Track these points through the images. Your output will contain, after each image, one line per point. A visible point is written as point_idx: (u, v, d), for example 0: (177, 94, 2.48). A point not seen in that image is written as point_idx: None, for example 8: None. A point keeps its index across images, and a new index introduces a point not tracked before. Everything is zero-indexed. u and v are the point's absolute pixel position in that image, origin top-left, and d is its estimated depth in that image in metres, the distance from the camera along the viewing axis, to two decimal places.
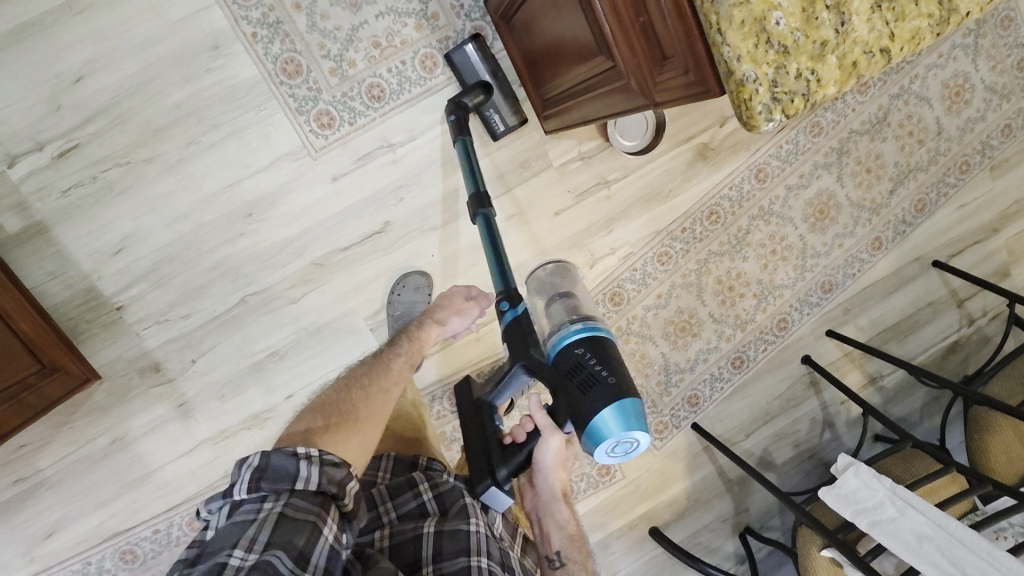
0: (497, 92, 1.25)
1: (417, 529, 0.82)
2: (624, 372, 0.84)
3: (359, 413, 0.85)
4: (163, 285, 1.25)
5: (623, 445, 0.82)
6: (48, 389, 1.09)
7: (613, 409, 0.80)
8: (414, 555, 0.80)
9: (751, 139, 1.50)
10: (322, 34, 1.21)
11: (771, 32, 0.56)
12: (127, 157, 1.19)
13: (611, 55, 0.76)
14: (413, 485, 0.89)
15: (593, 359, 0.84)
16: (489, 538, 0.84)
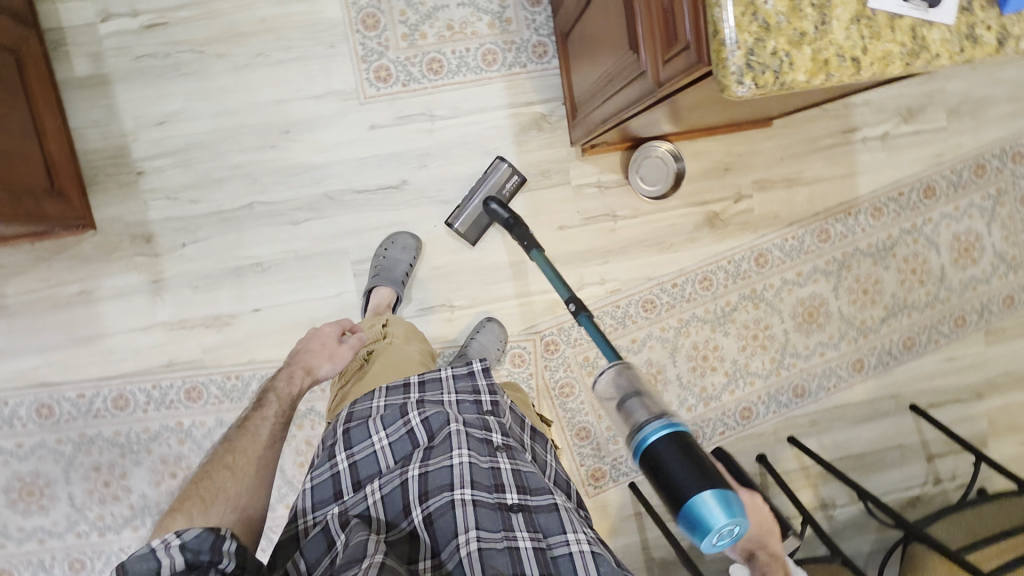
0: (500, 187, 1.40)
1: (402, 473, 0.94)
2: (711, 465, 0.70)
3: (230, 484, 0.91)
4: (186, 167, 1.33)
5: (728, 536, 0.68)
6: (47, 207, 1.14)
7: (711, 501, 0.67)
8: (404, 497, 0.92)
9: (760, 224, 1.57)
10: (407, 4, 1.35)
11: (759, 8, 0.57)
12: (203, 48, 1.31)
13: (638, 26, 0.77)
14: (400, 420, 1.00)
15: (661, 472, 0.70)
16: (478, 464, 0.94)
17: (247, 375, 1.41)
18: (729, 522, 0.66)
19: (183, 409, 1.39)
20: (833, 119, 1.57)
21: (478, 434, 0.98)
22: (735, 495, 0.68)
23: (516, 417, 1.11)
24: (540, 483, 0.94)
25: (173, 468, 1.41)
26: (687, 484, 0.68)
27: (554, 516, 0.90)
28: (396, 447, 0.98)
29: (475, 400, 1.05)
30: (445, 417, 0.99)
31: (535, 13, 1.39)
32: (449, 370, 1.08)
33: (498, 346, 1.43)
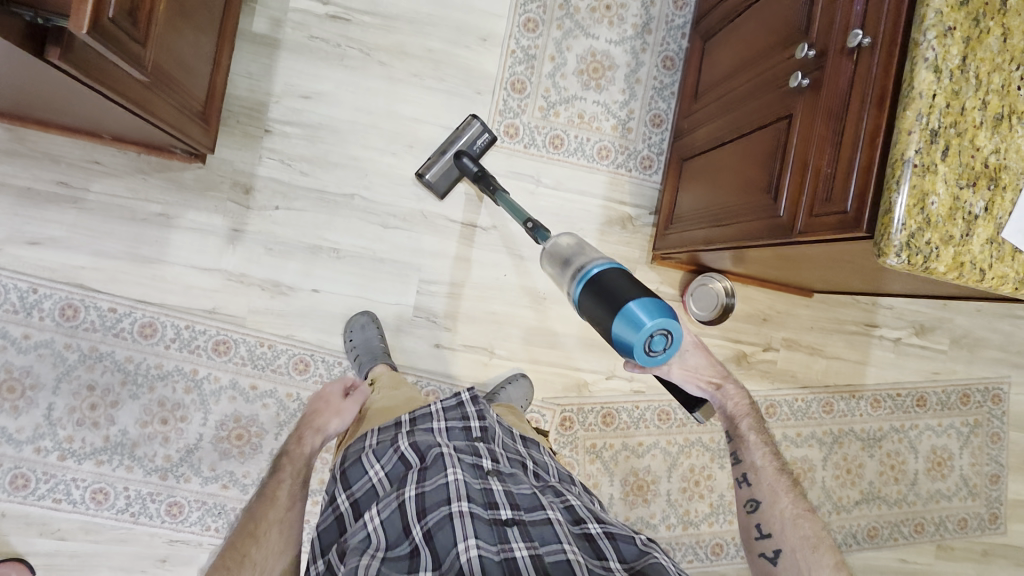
0: (460, 139, 1.41)
1: (398, 496, 0.93)
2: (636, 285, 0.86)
3: (256, 554, 0.90)
4: (310, 143, 1.40)
5: (658, 337, 0.83)
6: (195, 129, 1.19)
7: (632, 308, 0.82)
8: (402, 519, 0.91)
9: (777, 377, 1.71)
10: (554, 84, 1.51)
11: (925, 206, 0.72)
12: (370, 51, 1.42)
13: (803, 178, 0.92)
14: (391, 449, 1.02)
15: (601, 292, 0.86)
16: (472, 483, 0.94)
17: (279, 348, 1.40)
18: (654, 323, 0.81)
19: (204, 359, 1.36)
20: (861, 311, 1.77)
21: (469, 458, 0.99)
22: (662, 302, 0.84)
23: (505, 433, 1.14)
24: (533, 500, 0.94)
25: (166, 414, 1.35)
26: (622, 294, 0.84)
27: (548, 527, 0.89)
28: (389, 473, 0.99)
29: (464, 425, 1.07)
30: (434, 443, 1.01)
31: (654, 132, 1.57)
32: (437, 403, 1.10)
33: (525, 400, 1.44)
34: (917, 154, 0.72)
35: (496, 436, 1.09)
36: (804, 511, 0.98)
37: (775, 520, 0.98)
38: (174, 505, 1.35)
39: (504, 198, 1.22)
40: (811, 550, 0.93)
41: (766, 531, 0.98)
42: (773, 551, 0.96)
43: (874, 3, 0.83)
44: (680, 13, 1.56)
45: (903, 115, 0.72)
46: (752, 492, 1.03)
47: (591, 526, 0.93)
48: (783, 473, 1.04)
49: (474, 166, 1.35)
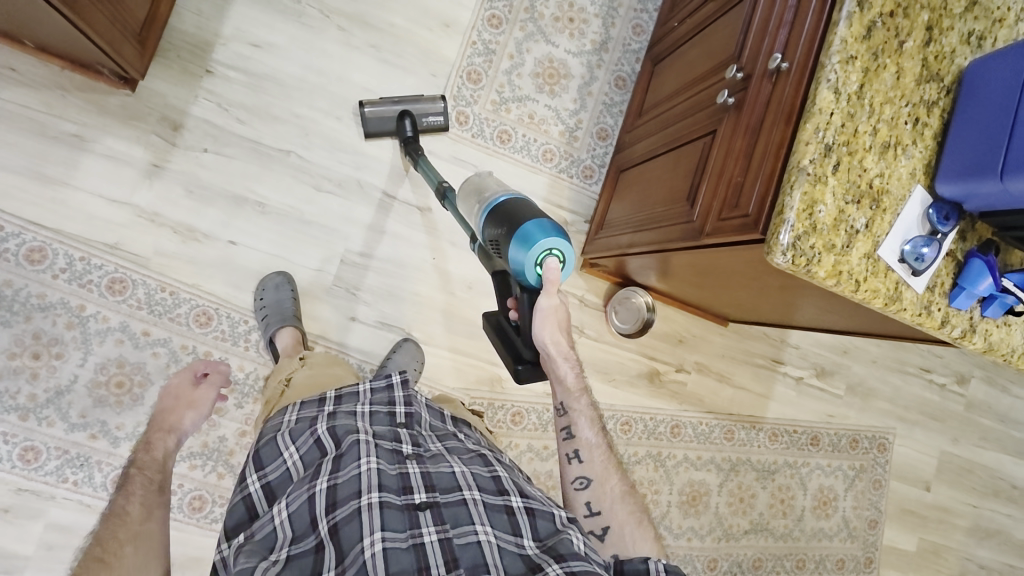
0: (405, 106, 1.41)
1: (309, 487, 0.81)
2: (525, 209, 0.89)
3: None
4: (252, 92, 1.37)
5: (550, 256, 0.85)
6: (133, 55, 1.19)
7: (518, 235, 0.86)
8: (311, 512, 0.80)
9: (686, 399, 1.74)
10: (510, 81, 1.55)
11: (814, 214, 0.77)
12: (329, 14, 1.42)
13: (716, 187, 0.97)
14: (309, 431, 0.89)
15: (500, 218, 0.91)
16: (386, 471, 0.84)
17: (182, 296, 1.32)
18: (543, 240, 0.84)
19: (95, 296, 1.27)
20: (771, 346, 1.85)
21: (388, 445, 0.88)
22: (550, 222, 0.86)
23: (434, 416, 1.02)
24: (450, 479, 0.86)
25: (39, 349, 1.24)
26: (516, 217, 0.88)
27: (463, 508, 0.82)
28: (305, 460, 0.87)
29: (389, 411, 0.94)
30: (354, 428, 0.88)
31: (599, 144, 1.62)
32: (365, 384, 0.97)
33: (416, 363, 1.42)
34: (812, 165, 0.77)
35: (423, 423, 0.97)
36: (627, 489, 1.00)
37: (604, 499, 0.98)
38: (29, 450, 1.23)
39: (427, 166, 1.25)
40: (634, 526, 0.96)
41: (595, 509, 0.97)
42: (602, 529, 0.97)
43: (796, 33, 0.89)
44: (638, 39, 1.65)
45: (804, 127, 0.78)
46: (584, 470, 1.00)
47: (515, 501, 0.85)
48: (608, 448, 1.03)
49: (412, 128, 1.36)
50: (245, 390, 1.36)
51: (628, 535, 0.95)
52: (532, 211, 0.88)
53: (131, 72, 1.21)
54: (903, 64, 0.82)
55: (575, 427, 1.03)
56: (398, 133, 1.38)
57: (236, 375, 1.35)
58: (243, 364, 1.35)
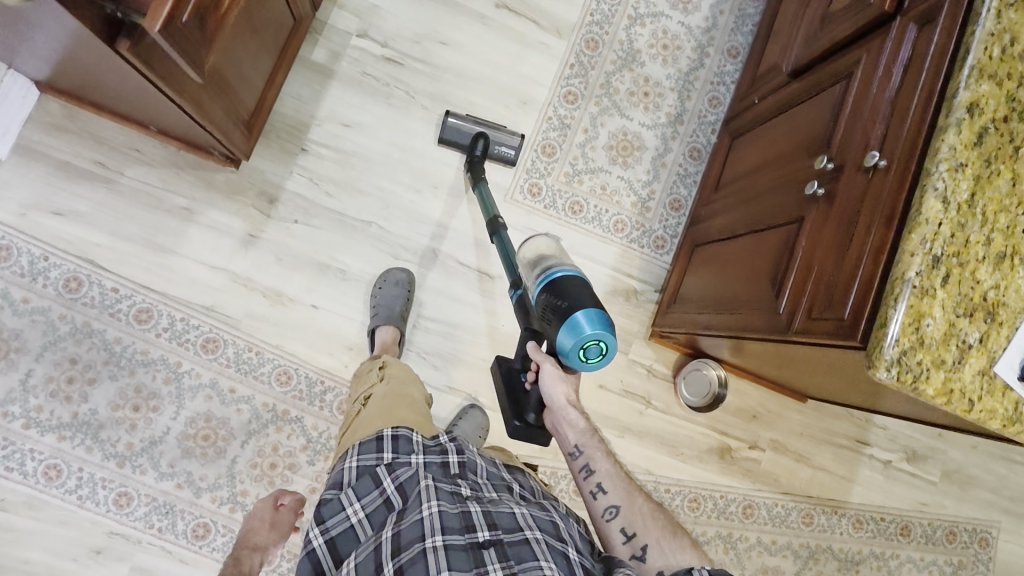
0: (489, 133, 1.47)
1: (376, 538, 0.85)
2: (581, 296, 0.97)
3: None
4: (341, 167, 1.48)
5: (592, 346, 0.95)
6: (243, 139, 1.30)
7: (571, 320, 0.95)
8: (376, 560, 0.82)
9: (760, 478, 1.64)
10: (582, 153, 1.58)
11: (921, 329, 0.73)
12: (415, 94, 1.52)
13: (805, 282, 0.94)
14: (374, 489, 0.89)
15: (556, 294, 0.99)
16: (449, 513, 0.84)
17: (266, 356, 1.39)
18: (593, 333, 0.94)
19: (190, 354, 1.36)
20: (854, 425, 1.72)
21: (448, 487, 0.87)
22: (605, 316, 0.95)
23: (490, 460, 1.01)
24: (511, 520, 0.85)
25: (139, 402, 1.33)
26: (574, 303, 0.96)
27: (525, 548, 0.82)
28: (371, 516, 0.88)
29: (443, 461, 0.93)
30: (415, 478, 0.89)
31: (672, 216, 1.61)
32: (418, 435, 0.97)
33: (480, 432, 1.41)
34: (917, 276, 0.73)
35: (478, 470, 0.95)
36: (654, 507, 1.00)
37: (637, 518, 0.97)
38: (123, 497, 1.31)
39: (485, 190, 1.35)
40: (671, 538, 0.95)
41: (631, 533, 0.96)
42: (642, 550, 0.94)
43: (894, 132, 0.88)
44: (713, 111, 1.65)
45: (909, 236, 0.75)
46: (610, 499, 1.00)
47: (573, 550, 0.85)
48: (624, 472, 1.04)
49: (483, 150, 1.45)
50: (318, 449, 1.40)
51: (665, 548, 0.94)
52: (588, 298, 0.97)
53: (240, 156, 1.33)
54: (1017, 170, 0.78)
55: (591, 462, 1.03)
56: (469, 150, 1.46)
57: (310, 434, 1.40)
58: (317, 424, 1.40)
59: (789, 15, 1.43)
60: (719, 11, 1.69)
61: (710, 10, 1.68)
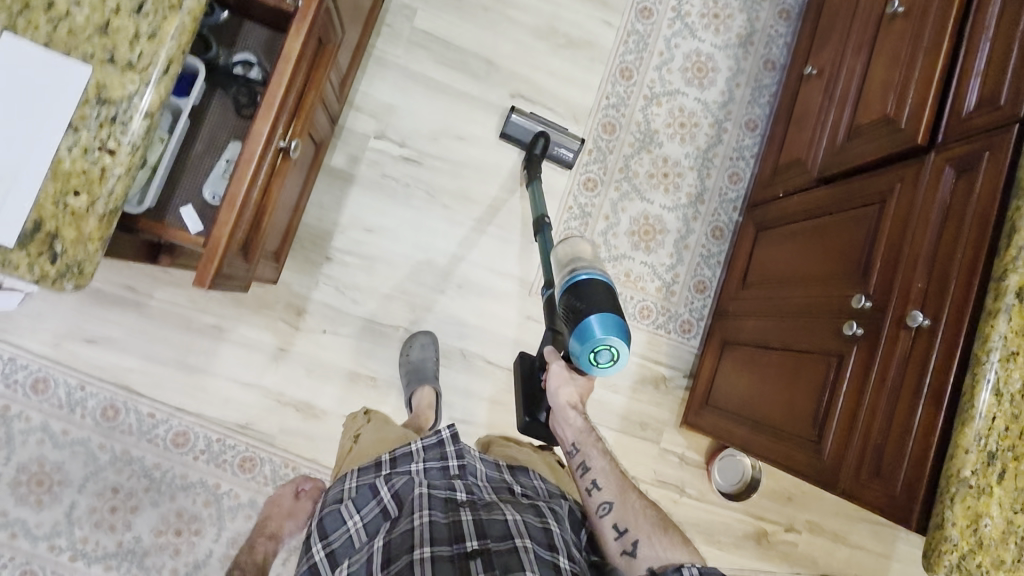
0: (552, 134, 1.49)
1: (368, 549, 0.88)
2: (603, 300, 0.99)
3: None
4: (365, 273, 1.46)
5: (603, 352, 0.97)
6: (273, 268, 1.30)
7: (588, 321, 0.97)
8: (368, 569, 0.85)
9: (796, 560, 1.64)
10: (605, 241, 1.57)
11: (979, 529, 0.72)
12: (435, 193, 1.49)
13: (852, 435, 0.93)
14: (371, 498, 0.93)
15: (578, 295, 1.01)
16: (439, 523, 0.88)
17: (303, 471, 1.41)
18: (604, 337, 0.96)
19: (228, 474, 1.37)
20: None
21: (442, 493, 0.92)
22: (618, 323, 0.97)
23: (490, 466, 1.04)
24: (502, 529, 0.87)
25: (181, 526, 1.35)
26: (594, 305, 0.98)
27: (513, 556, 0.83)
28: (367, 524, 0.91)
29: (442, 466, 0.98)
30: (411, 488, 0.93)
31: (697, 297, 1.61)
32: (416, 442, 1.01)
33: None
34: (973, 475, 0.73)
35: (478, 474, 1.00)
36: (647, 502, 0.99)
37: (629, 515, 0.96)
38: None
39: (539, 188, 1.36)
40: (663, 533, 0.94)
41: (623, 529, 0.95)
42: (633, 544, 0.93)
43: (937, 289, 0.85)
44: (734, 187, 1.64)
45: (961, 431, 0.74)
46: (603, 495, 0.99)
47: (563, 558, 0.86)
48: (620, 470, 1.03)
49: (542, 148, 1.44)
50: None
51: (655, 542, 0.93)
52: (608, 304, 0.98)
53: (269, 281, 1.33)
54: None
55: (588, 459, 1.04)
56: (528, 146, 1.46)
57: None
58: None
59: (814, 100, 1.37)
60: (735, 82, 1.65)
61: (725, 83, 1.64)
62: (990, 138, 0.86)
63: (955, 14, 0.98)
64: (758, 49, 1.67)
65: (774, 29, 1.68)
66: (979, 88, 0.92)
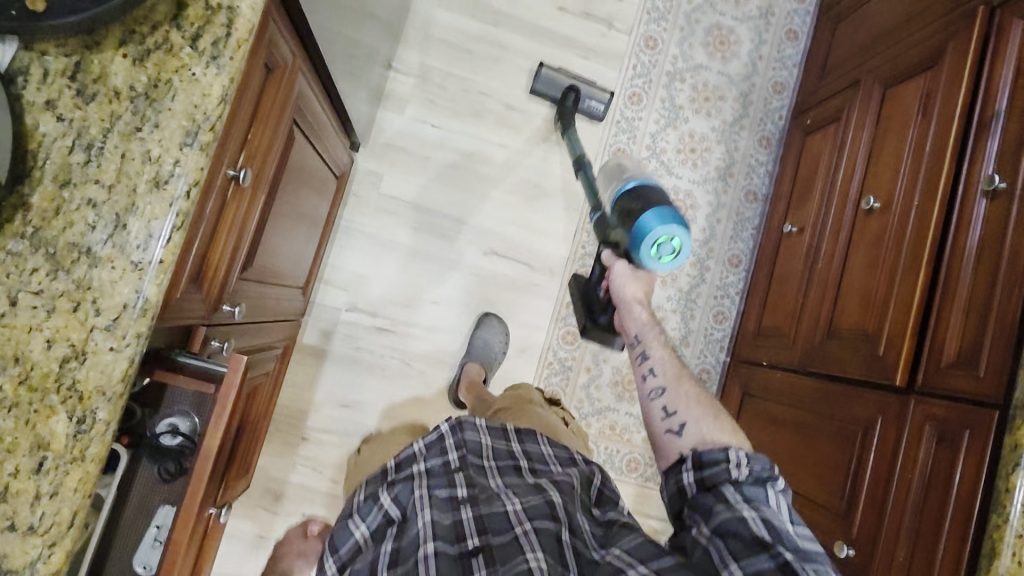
0: (581, 88, 1.50)
1: (373, 555, 0.70)
2: (654, 195, 0.93)
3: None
4: (343, 450, 1.43)
5: (666, 243, 0.89)
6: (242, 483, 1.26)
7: (648, 214, 0.90)
8: None
9: None
10: (588, 395, 1.53)
11: None
12: (410, 360, 1.46)
13: None
14: (372, 503, 0.75)
15: (630, 195, 0.95)
16: (439, 522, 0.72)
17: None
18: (661, 228, 0.88)
19: None
20: None
21: (442, 489, 0.75)
22: (671, 214, 0.89)
23: (497, 436, 0.87)
24: (502, 521, 0.73)
25: None
26: (643, 206, 0.92)
27: (513, 545, 0.70)
28: (373, 531, 0.73)
29: (442, 461, 0.79)
30: (411, 485, 0.76)
31: None
32: (415, 443, 0.84)
33: None
34: None
35: (483, 454, 0.83)
36: (704, 391, 0.86)
37: (681, 399, 0.83)
38: None
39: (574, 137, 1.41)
40: (714, 417, 0.80)
41: (671, 410, 0.82)
42: (680, 451, 0.77)
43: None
44: (720, 326, 1.59)
45: None
46: (670, 402, 0.83)
47: (567, 531, 0.73)
48: (677, 357, 0.92)
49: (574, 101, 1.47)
50: None
51: (705, 430, 0.78)
52: (662, 197, 0.93)
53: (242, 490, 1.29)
54: None
55: (648, 349, 0.93)
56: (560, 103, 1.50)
57: None
58: None
59: (796, 262, 1.31)
60: (715, 218, 1.60)
61: (705, 220, 1.59)
62: (971, 414, 0.79)
63: (929, 244, 0.92)
64: (739, 181, 1.62)
65: (754, 158, 1.63)
66: (956, 337, 0.85)
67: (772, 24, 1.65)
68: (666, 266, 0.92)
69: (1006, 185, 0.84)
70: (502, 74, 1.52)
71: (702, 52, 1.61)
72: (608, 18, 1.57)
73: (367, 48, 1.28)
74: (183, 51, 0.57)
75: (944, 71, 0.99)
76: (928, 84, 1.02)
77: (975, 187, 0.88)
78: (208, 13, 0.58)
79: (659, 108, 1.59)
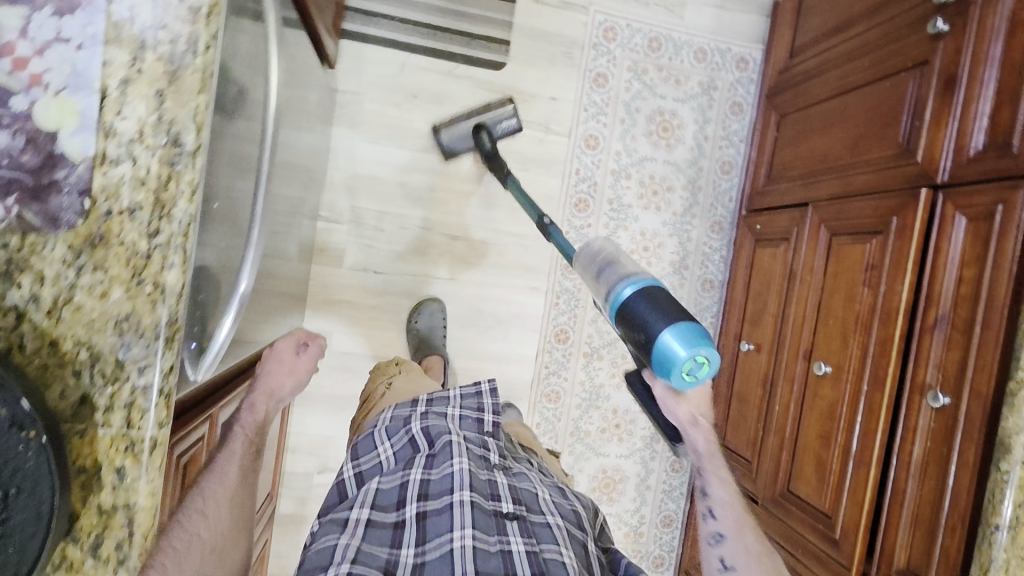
0: (489, 121, 1.38)
1: (404, 475, 0.88)
2: (669, 306, 0.65)
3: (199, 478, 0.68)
4: None
5: (695, 369, 0.63)
6: None
7: (667, 330, 0.63)
8: (400, 494, 0.86)
9: None
10: None
11: None
12: None
13: None
14: (403, 428, 0.96)
15: (633, 312, 0.66)
16: (477, 473, 0.89)
17: None
18: (688, 354, 0.62)
19: None
20: None
21: (477, 450, 0.96)
22: (695, 325, 0.63)
23: (506, 441, 1.12)
24: (535, 504, 0.90)
25: None
26: (650, 321, 0.64)
27: (547, 530, 0.84)
28: (398, 455, 0.94)
29: (477, 418, 1.02)
30: (446, 429, 0.96)
31: (664, 531, 1.63)
32: (454, 390, 1.06)
33: None
34: None
35: (501, 438, 1.05)
36: (763, 538, 0.83)
37: (741, 552, 0.80)
38: None
39: (514, 182, 1.25)
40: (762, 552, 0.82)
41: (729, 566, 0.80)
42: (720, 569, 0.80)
43: None
44: None
45: None
46: (716, 526, 0.83)
47: (591, 543, 0.89)
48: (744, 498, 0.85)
49: (487, 142, 1.36)
50: None
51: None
52: (681, 308, 0.64)
53: None
54: None
55: (707, 485, 0.83)
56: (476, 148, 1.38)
57: None
58: None
59: (755, 385, 1.32)
60: None
61: None
62: None
63: (879, 445, 0.95)
64: (695, 271, 1.59)
65: (708, 246, 1.59)
66: (904, 547, 0.89)
67: (716, 99, 1.56)
68: (692, 385, 0.65)
69: (951, 403, 0.84)
70: (441, 204, 1.45)
71: (646, 143, 1.54)
72: (543, 122, 1.48)
73: (292, 201, 1.17)
74: (85, 564, 0.51)
75: (889, 249, 0.97)
76: (873, 255, 1.01)
77: (921, 395, 0.89)
78: (102, 516, 0.51)
79: (607, 211, 1.53)
